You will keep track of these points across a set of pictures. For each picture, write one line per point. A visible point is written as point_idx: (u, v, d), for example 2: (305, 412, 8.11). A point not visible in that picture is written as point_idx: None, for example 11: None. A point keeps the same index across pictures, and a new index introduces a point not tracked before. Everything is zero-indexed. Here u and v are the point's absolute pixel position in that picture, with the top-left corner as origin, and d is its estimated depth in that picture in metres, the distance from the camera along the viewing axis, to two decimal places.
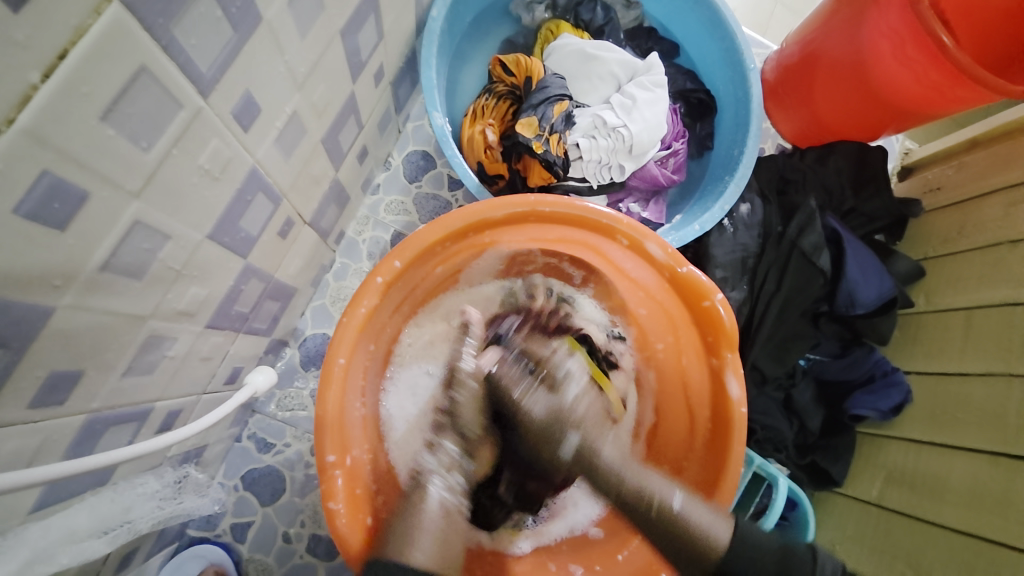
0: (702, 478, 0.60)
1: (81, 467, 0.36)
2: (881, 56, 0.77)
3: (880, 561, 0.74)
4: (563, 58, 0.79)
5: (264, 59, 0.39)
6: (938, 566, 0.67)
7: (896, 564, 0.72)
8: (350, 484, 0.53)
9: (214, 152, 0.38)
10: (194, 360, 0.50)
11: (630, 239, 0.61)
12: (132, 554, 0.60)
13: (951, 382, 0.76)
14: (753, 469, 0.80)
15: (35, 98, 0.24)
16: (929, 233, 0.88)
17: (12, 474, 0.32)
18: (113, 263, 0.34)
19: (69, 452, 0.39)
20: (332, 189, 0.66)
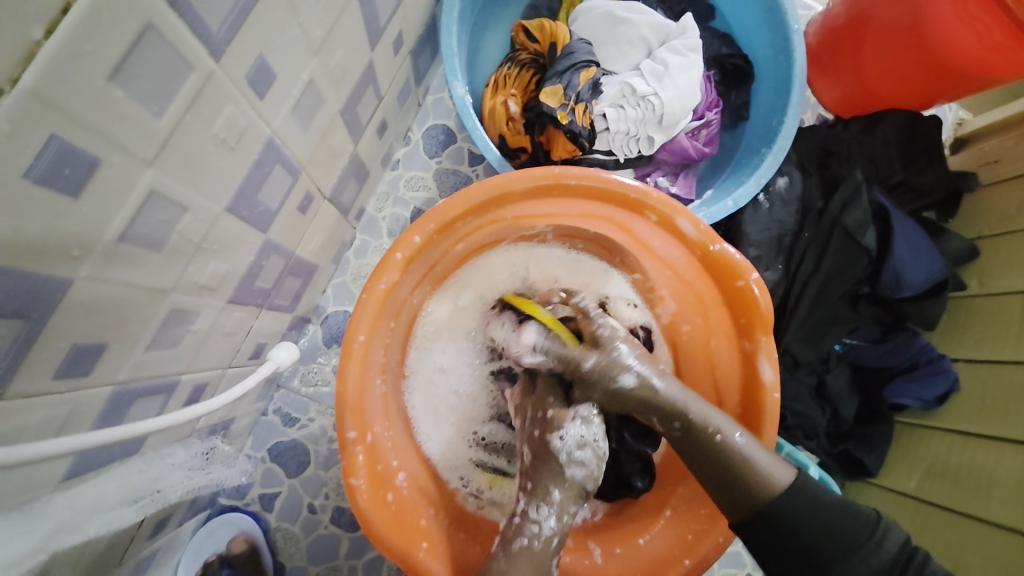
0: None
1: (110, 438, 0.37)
2: (942, 13, 0.71)
3: None
4: (590, 22, 0.74)
5: (279, 19, 0.37)
6: (977, 561, 0.64)
7: (931, 558, 0.69)
8: (371, 460, 0.53)
9: (229, 120, 0.37)
10: (218, 334, 0.50)
11: (659, 215, 0.58)
12: (167, 520, 0.62)
13: (1005, 371, 0.71)
14: (781, 456, 0.78)
15: (40, 56, 0.23)
16: (986, 211, 0.81)
17: (47, 443, 0.32)
18: (130, 234, 0.33)
19: (98, 423, 0.39)
20: (351, 164, 0.64)
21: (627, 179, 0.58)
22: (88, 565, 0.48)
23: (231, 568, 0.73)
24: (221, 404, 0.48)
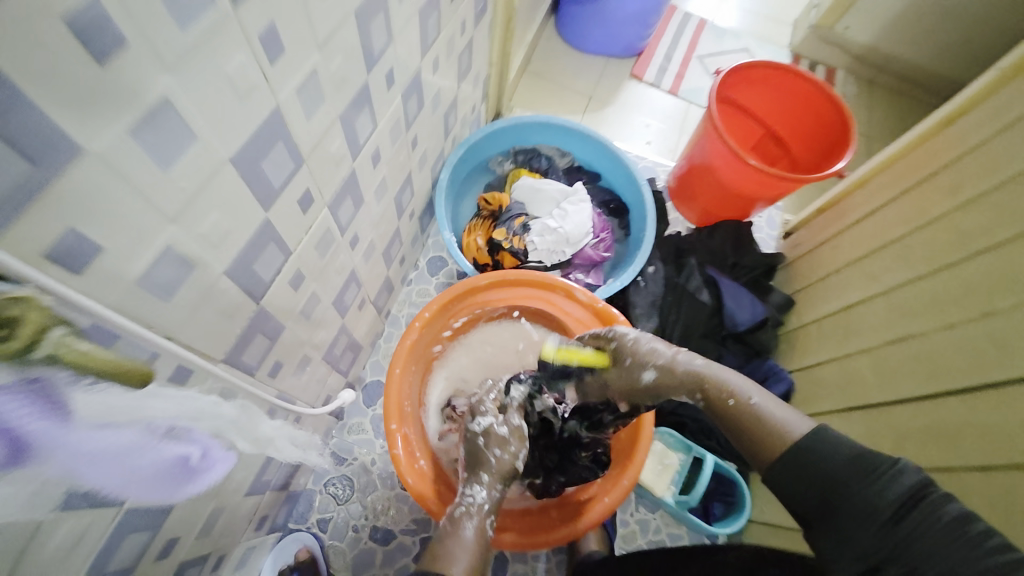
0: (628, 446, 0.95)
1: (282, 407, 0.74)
2: (724, 167, 1.23)
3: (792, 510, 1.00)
4: (521, 191, 1.26)
5: (365, 216, 0.85)
6: None
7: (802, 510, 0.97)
8: (407, 445, 0.89)
9: (342, 259, 0.82)
10: (315, 375, 0.90)
11: (566, 290, 1.05)
12: (264, 518, 0.92)
13: (815, 370, 1.09)
14: (692, 454, 1.14)
15: (307, 242, 0.68)
16: (797, 275, 1.28)
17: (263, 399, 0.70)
18: (304, 310, 0.75)
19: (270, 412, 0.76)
20: (386, 282, 1.12)
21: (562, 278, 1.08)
22: (234, 521, 0.79)
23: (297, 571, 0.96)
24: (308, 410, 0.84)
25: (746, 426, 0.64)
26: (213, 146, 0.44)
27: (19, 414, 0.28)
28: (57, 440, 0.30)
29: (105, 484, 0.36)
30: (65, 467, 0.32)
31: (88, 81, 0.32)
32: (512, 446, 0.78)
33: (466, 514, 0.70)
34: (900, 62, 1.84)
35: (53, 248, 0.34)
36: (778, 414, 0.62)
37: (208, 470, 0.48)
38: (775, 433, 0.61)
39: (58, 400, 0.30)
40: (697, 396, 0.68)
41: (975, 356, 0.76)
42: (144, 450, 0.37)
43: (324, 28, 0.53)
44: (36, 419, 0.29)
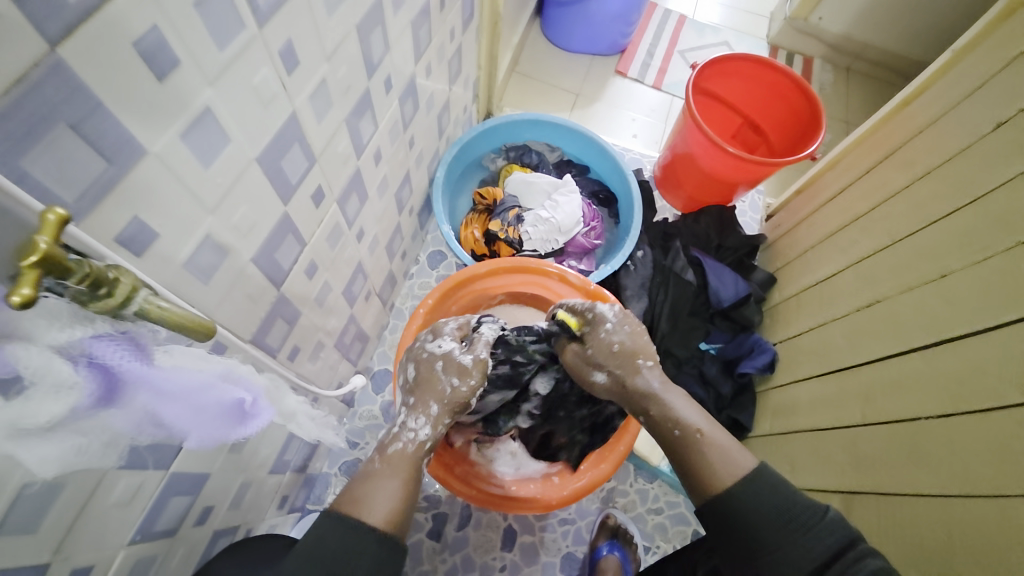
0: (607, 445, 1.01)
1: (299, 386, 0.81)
2: (704, 155, 1.30)
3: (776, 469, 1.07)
4: (513, 186, 1.33)
5: (369, 211, 0.92)
6: (801, 456, 1.01)
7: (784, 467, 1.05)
8: None
9: (350, 251, 0.89)
10: (326, 362, 0.96)
11: (559, 274, 1.12)
12: (285, 497, 0.99)
13: (793, 340, 1.15)
14: None
15: (320, 234, 0.75)
16: (778, 253, 1.35)
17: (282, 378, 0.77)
18: (317, 297, 0.82)
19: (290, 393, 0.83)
20: (389, 275, 1.19)
21: (555, 263, 1.15)
22: (259, 495, 0.85)
23: None
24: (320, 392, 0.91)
25: (691, 453, 0.69)
26: (242, 146, 0.51)
27: (117, 355, 0.36)
28: (140, 374, 0.38)
29: (177, 424, 0.43)
30: (150, 402, 0.40)
31: (150, 95, 0.39)
32: (472, 379, 0.82)
33: (399, 450, 0.73)
34: (873, 49, 1.91)
35: (121, 234, 0.41)
36: (723, 448, 0.67)
37: (257, 417, 0.53)
38: (716, 472, 0.65)
39: (138, 344, 0.39)
40: (642, 417, 0.76)
41: (930, 314, 0.82)
42: (206, 390, 0.45)
43: (331, 42, 0.60)
44: (127, 358, 0.37)
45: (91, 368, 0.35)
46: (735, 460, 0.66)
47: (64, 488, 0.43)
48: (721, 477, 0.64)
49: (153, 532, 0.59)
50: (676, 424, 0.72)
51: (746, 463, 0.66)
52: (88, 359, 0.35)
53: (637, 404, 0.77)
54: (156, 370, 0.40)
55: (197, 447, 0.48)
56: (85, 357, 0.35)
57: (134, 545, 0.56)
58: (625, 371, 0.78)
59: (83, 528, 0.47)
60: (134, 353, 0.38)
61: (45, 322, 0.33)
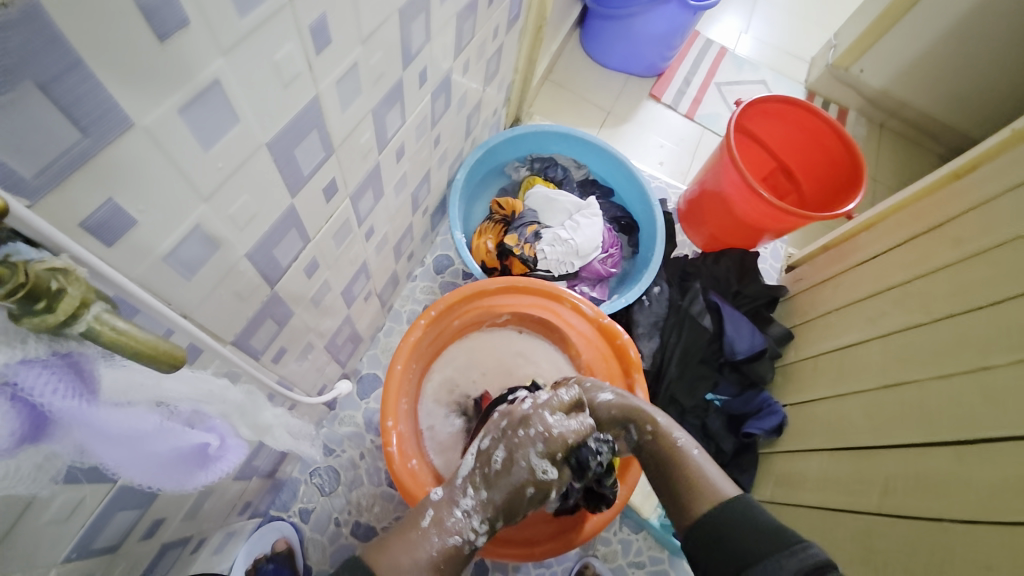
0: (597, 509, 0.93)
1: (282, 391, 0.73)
2: (736, 196, 1.24)
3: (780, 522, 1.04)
4: (534, 201, 1.27)
5: (382, 210, 0.85)
6: (803, 529, 0.97)
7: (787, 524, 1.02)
8: (400, 441, 0.90)
9: (355, 250, 0.82)
10: (312, 365, 0.89)
11: (572, 302, 1.05)
12: (248, 504, 0.91)
13: (806, 406, 1.11)
14: None
15: (325, 231, 0.67)
16: (796, 309, 1.30)
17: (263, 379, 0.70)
18: (313, 298, 0.74)
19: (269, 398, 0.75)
20: (392, 276, 1.11)
21: (569, 290, 1.08)
22: (218, 504, 0.77)
23: (273, 564, 0.95)
24: (303, 398, 0.83)
25: (675, 467, 0.73)
26: (251, 127, 0.43)
27: (45, 389, 0.28)
28: (79, 415, 0.31)
29: (113, 462, 0.36)
30: (81, 442, 0.33)
31: (146, 57, 0.32)
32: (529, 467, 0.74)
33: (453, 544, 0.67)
34: (911, 108, 1.86)
35: (90, 219, 0.34)
36: (714, 474, 0.71)
37: (222, 460, 0.45)
38: (701, 493, 0.69)
39: (87, 373, 0.32)
40: (647, 430, 0.78)
41: (963, 409, 0.77)
42: (158, 437, 0.37)
43: (369, 22, 0.53)
44: (62, 396, 0.29)
45: (13, 404, 0.28)
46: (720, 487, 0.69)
47: None
48: (703, 499, 0.68)
49: (91, 550, 0.51)
50: (682, 437, 0.76)
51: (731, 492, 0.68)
52: (12, 391, 0.28)
53: (640, 419, 0.79)
54: (103, 412, 0.33)
55: (142, 483, 0.41)
56: (10, 389, 0.28)
57: (64, 568, 0.49)
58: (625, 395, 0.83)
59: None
60: (75, 385, 0.31)
61: None
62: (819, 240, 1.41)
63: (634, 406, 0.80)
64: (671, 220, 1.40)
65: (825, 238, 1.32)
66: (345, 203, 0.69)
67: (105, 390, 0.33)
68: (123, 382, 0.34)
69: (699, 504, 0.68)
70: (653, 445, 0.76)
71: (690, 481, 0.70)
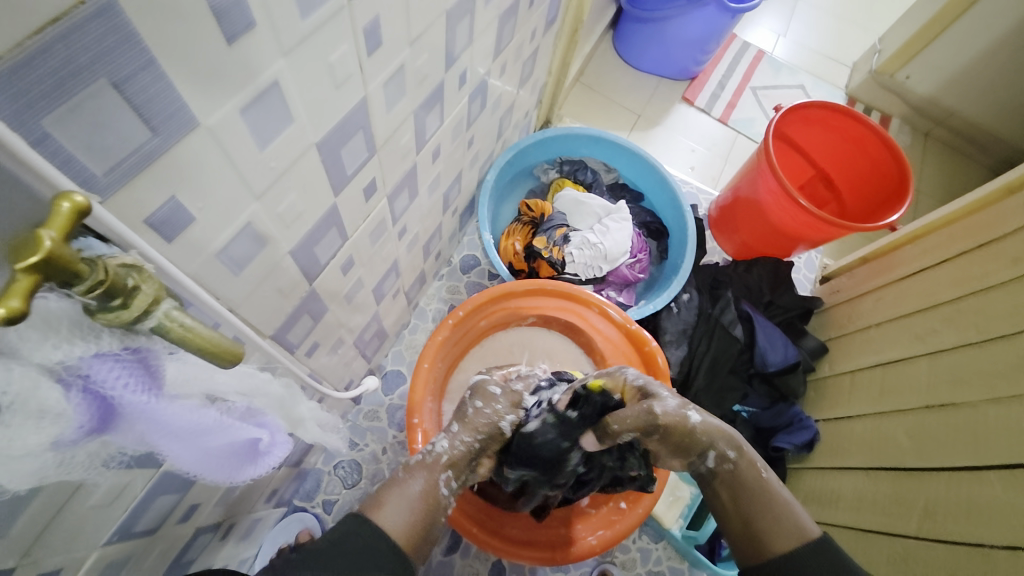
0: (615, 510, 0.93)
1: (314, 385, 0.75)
2: (773, 204, 1.22)
3: None
4: (563, 202, 1.27)
5: (416, 209, 0.86)
6: None
7: None
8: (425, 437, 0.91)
9: (388, 248, 0.83)
10: (341, 360, 0.90)
11: (600, 307, 1.04)
12: (274, 492, 0.93)
13: (841, 422, 1.08)
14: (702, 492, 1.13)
15: (362, 229, 0.68)
16: (831, 322, 1.27)
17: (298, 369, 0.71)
18: (347, 294, 0.75)
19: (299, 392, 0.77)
20: (420, 275, 1.12)
21: (597, 295, 1.08)
22: (247, 494, 0.80)
23: None
24: (332, 393, 0.84)
25: (767, 505, 0.67)
26: (302, 126, 0.44)
27: (117, 381, 0.30)
28: (146, 410, 0.32)
29: (177, 458, 0.38)
30: (146, 435, 0.34)
31: (214, 59, 0.32)
32: (499, 403, 0.79)
33: (422, 460, 0.69)
34: (958, 117, 1.79)
35: (153, 215, 0.35)
36: (798, 511, 0.67)
37: (269, 456, 0.49)
38: (784, 529, 0.65)
39: (154, 368, 0.33)
40: (730, 457, 0.70)
41: (1014, 435, 0.74)
42: (216, 430, 0.39)
43: (418, 24, 0.53)
44: (133, 391, 0.31)
45: (83, 396, 0.29)
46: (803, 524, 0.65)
47: (37, 495, 0.37)
48: (788, 537, 0.64)
49: (132, 532, 0.53)
50: (762, 465, 0.71)
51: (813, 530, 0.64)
52: (84, 383, 0.29)
53: (719, 446, 0.71)
54: (168, 405, 0.34)
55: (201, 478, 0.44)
56: (82, 379, 0.29)
57: (108, 548, 0.50)
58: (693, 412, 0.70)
59: (53, 535, 0.41)
60: (145, 379, 0.32)
61: (65, 329, 0.28)
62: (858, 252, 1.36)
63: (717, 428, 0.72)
64: (702, 226, 1.38)
65: (864, 250, 1.28)
66: (382, 201, 0.70)
67: (169, 381, 0.34)
68: (183, 374, 0.35)
69: (784, 540, 0.64)
70: (733, 477, 0.70)
71: (777, 517, 0.66)
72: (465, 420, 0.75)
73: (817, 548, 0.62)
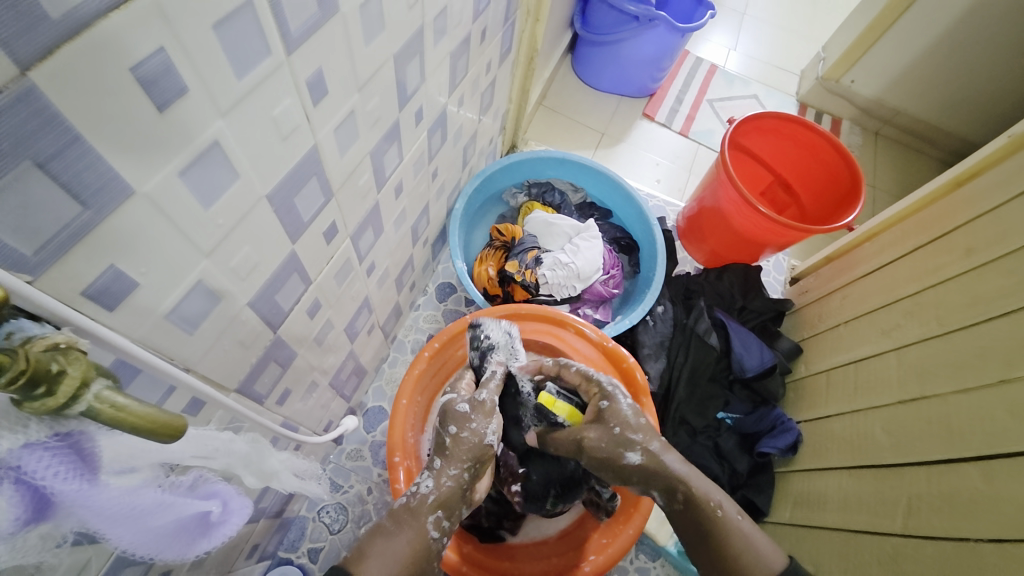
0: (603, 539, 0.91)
1: (287, 433, 0.73)
2: (735, 212, 1.25)
3: (800, 544, 1.02)
4: (533, 225, 1.28)
5: (383, 244, 0.86)
6: (826, 553, 0.95)
7: (805, 546, 1.00)
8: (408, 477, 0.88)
9: (357, 287, 0.82)
10: (317, 404, 0.88)
11: (576, 327, 1.04)
12: (255, 547, 0.89)
13: (821, 422, 1.10)
14: None
15: (326, 271, 0.67)
16: (803, 323, 1.30)
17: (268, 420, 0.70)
18: (316, 337, 0.74)
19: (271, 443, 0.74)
20: (394, 307, 1.11)
21: (573, 315, 1.08)
22: (224, 551, 0.76)
23: None
24: (312, 440, 0.82)
25: (723, 539, 0.71)
26: (250, 180, 0.44)
27: (44, 469, 0.29)
28: (79, 498, 0.31)
29: (121, 541, 0.35)
30: (90, 521, 0.32)
31: (145, 128, 0.32)
32: (475, 424, 0.74)
33: (405, 504, 0.69)
34: (905, 116, 1.88)
35: (91, 286, 0.34)
36: (759, 544, 0.71)
37: (225, 525, 0.42)
38: (749, 562, 0.69)
39: (89, 453, 0.32)
40: (678, 498, 0.73)
41: (986, 424, 0.76)
42: (163, 510, 0.36)
43: (365, 70, 0.54)
44: (64, 479, 0.30)
45: (18, 490, 0.28)
46: (767, 558, 0.70)
47: None
48: (756, 567, 0.69)
49: None
50: (715, 503, 0.72)
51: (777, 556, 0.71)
52: (16, 476, 0.28)
53: (670, 486, 0.74)
54: (101, 490, 0.32)
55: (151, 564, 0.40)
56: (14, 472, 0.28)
57: None
58: (656, 448, 0.75)
59: None
60: (79, 467, 0.31)
61: None
62: (823, 251, 1.41)
63: (666, 465, 0.74)
64: (671, 237, 1.41)
65: (828, 249, 1.32)
66: (344, 243, 0.69)
67: (107, 462, 0.33)
68: (124, 451, 0.34)
69: (750, 573, 0.68)
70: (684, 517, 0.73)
71: (738, 554, 0.70)
72: (448, 452, 0.72)
73: None
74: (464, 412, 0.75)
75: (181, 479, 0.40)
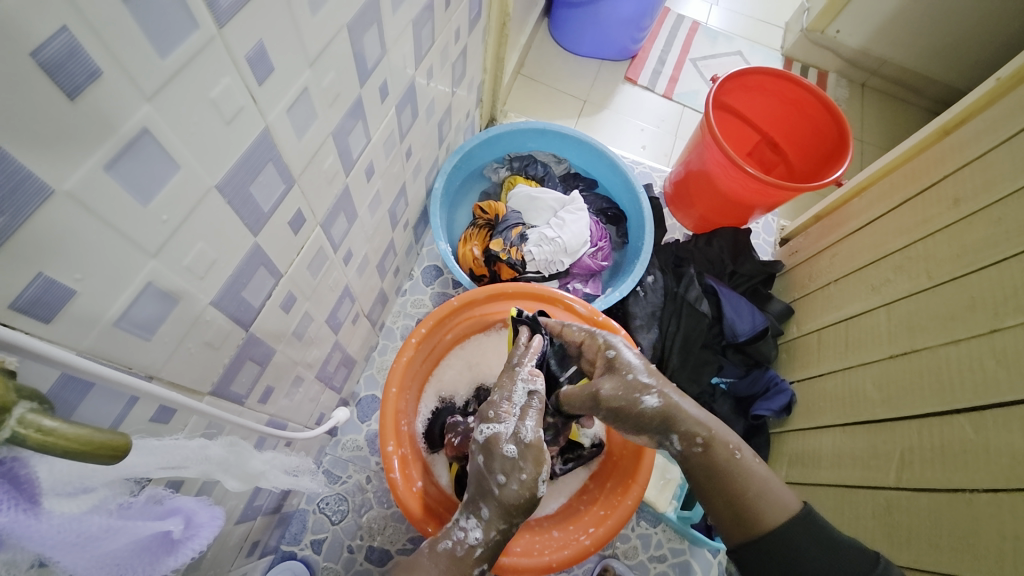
0: (604, 507, 0.92)
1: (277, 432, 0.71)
2: (721, 174, 1.21)
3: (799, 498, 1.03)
4: (517, 200, 1.24)
5: (359, 232, 0.83)
6: (822, 508, 0.96)
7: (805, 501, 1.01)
8: (402, 465, 0.87)
9: (333, 278, 0.79)
10: (305, 399, 0.87)
11: (565, 303, 1.01)
12: (255, 544, 0.89)
13: (814, 381, 1.10)
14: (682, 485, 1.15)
15: (296, 263, 0.64)
16: (793, 283, 1.29)
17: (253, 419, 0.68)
18: (293, 332, 0.71)
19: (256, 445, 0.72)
20: (379, 294, 1.09)
21: (562, 291, 1.05)
22: (222, 551, 0.76)
23: None
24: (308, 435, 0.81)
25: (745, 483, 0.69)
26: (194, 171, 0.40)
27: None
28: (19, 531, 0.30)
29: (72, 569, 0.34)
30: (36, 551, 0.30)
31: (57, 119, 0.29)
32: (524, 473, 0.69)
33: (450, 550, 0.68)
34: (891, 65, 1.83)
35: (19, 298, 0.32)
36: (774, 487, 0.70)
37: (192, 540, 0.40)
38: (770, 503, 0.68)
39: (25, 480, 0.31)
40: (699, 441, 0.71)
41: (978, 375, 0.76)
42: (113, 534, 0.35)
43: (316, 43, 0.49)
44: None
45: None
46: (783, 499, 0.69)
47: None
48: (771, 513, 0.68)
49: None
50: (734, 445, 0.72)
51: (792, 502, 0.69)
52: None
53: (689, 430, 0.72)
54: (42, 520, 0.31)
55: None
56: None
57: None
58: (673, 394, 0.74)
59: None
60: (13, 496, 0.30)
61: None
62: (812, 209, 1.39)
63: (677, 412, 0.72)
64: (658, 204, 1.37)
65: (815, 208, 1.30)
66: (313, 232, 0.66)
67: (47, 487, 0.32)
68: (66, 474, 0.33)
69: (769, 516, 0.67)
70: (704, 460, 0.71)
71: (758, 496, 0.69)
72: (491, 503, 0.69)
73: (797, 521, 0.67)
74: (511, 456, 0.69)
75: (133, 499, 0.39)
